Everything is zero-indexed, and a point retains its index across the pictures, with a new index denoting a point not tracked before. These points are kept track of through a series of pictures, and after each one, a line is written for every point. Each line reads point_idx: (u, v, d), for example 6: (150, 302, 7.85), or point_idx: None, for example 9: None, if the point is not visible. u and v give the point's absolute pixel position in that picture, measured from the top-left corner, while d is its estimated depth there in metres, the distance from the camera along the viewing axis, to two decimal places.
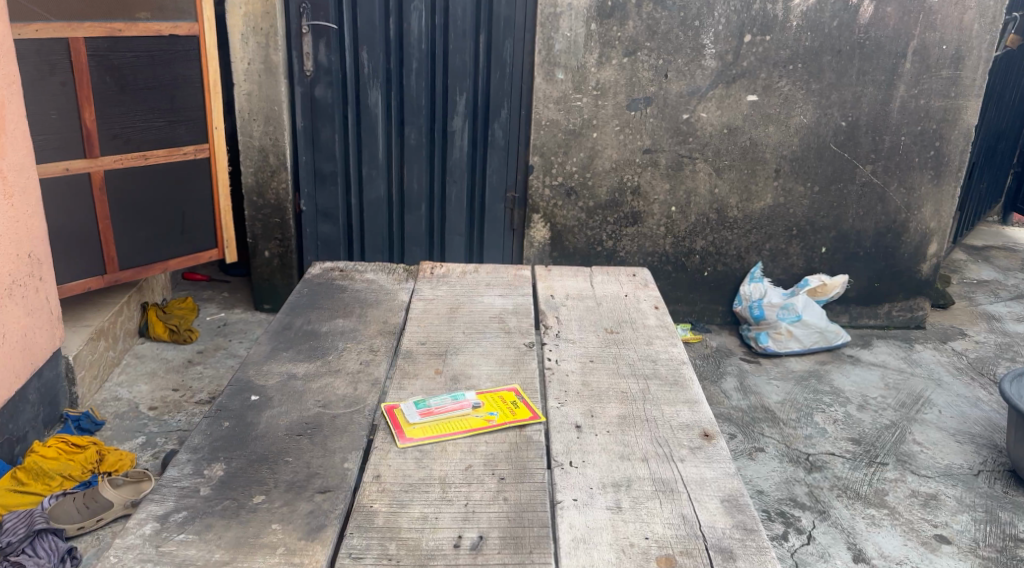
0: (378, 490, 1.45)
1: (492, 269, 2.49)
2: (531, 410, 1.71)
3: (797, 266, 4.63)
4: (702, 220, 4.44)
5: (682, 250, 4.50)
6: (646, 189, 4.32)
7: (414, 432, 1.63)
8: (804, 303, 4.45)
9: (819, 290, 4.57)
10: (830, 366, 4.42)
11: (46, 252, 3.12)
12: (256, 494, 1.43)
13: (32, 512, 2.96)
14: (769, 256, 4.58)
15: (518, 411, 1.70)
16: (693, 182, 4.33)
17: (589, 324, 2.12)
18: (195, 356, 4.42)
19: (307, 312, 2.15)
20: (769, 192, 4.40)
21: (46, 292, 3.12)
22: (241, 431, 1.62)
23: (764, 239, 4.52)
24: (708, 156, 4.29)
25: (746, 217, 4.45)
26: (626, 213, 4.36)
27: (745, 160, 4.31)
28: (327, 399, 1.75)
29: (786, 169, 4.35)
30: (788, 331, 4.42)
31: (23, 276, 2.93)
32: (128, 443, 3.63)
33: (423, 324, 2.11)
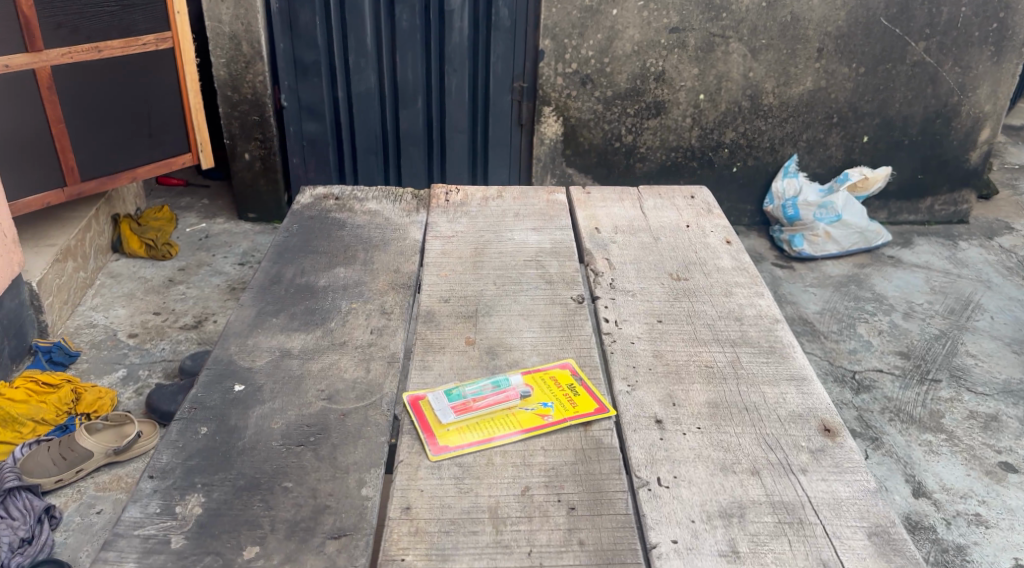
0: (410, 532, 1.09)
1: (519, 193, 2.03)
2: (596, 401, 1.32)
3: (836, 159, 4.11)
4: (733, 109, 3.90)
5: (709, 144, 3.98)
6: (671, 75, 3.76)
7: (449, 439, 1.24)
8: (845, 200, 3.95)
9: (859, 185, 4.05)
10: (869, 270, 3.91)
11: None
12: (247, 545, 1.06)
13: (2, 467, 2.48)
14: (805, 148, 4.05)
15: (580, 400, 1.32)
16: (725, 65, 3.77)
17: (648, 267, 1.70)
18: (177, 275, 3.98)
19: (299, 259, 1.74)
20: (809, 75, 3.83)
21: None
22: (222, 442, 1.24)
23: (801, 129, 3.98)
24: (742, 35, 3.71)
25: (782, 104, 3.90)
26: (648, 103, 3.82)
27: (785, 38, 3.73)
28: (332, 388, 1.35)
29: (830, 48, 3.77)
30: (825, 233, 3.93)
31: None
32: (107, 378, 3.26)
33: (444, 272, 1.69)
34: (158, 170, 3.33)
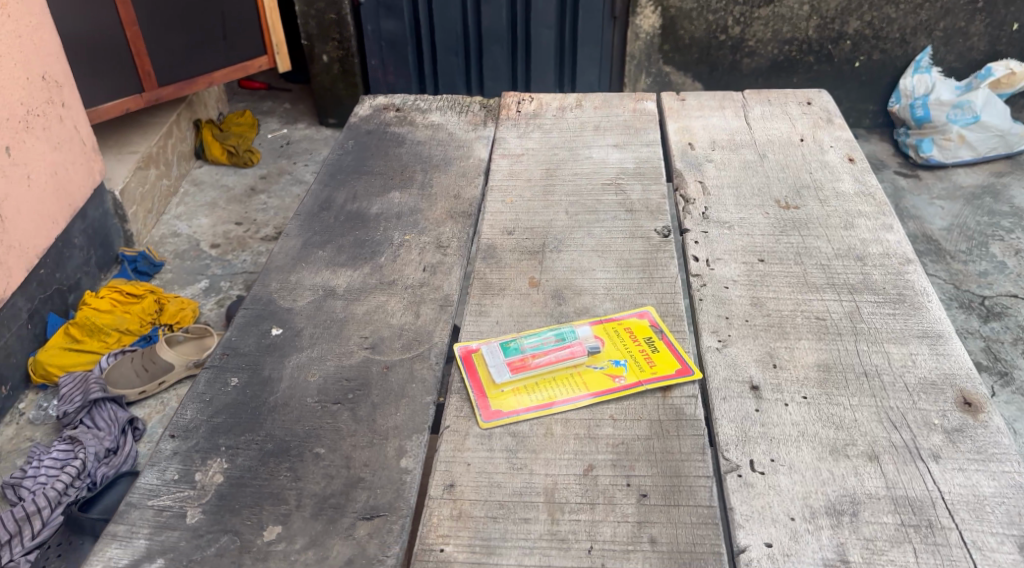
0: (453, 516, 0.94)
1: (601, 99, 1.79)
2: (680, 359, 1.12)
3: (978, 50, 3.42)
4: None
5: (829, 35, 3.40)
6: None
7: (503, 402, 1.07)
8: (987, 98, 3.25)
9: (1005, 82, 3.35)
10: (1009, 179, 3.28)
11: (66, 71, 2.52)
12: (269, 525, 0.94)
13: (88, 379, 2.32)
14: (942, 39, 3.40)
15: (659, 357, 1.12)
16: None
17: (749, 193, 1.44)
18: (258, 183, 3.81)
19: (351, 182, 1.58)
20: None
21: (74, 123, 2.55)
22: (253, 397, 1.11)
23: (938, 15, 3.33)
24: None
25: None
26: None
27: None
28: (377, 334, 1.20)
29: None
30: (960, 137, 3.30)
31: (40, 105, 2.37)
32: (192, 289, 3.15)
33: (509, 198, 1.49)
34: (235, 74, 3.18)
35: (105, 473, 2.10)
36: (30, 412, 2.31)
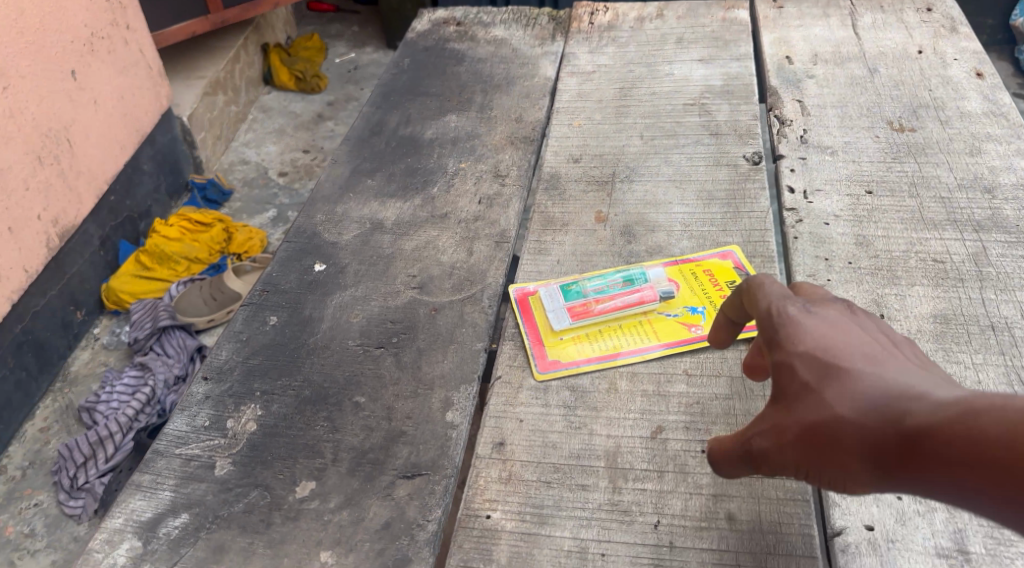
0: (502, 478, 0.84)
1: (685, 7, 1.60)
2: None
3: None
4: None
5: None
6: None
7: (562, 352, 0.95)
8: None
9: None
10: None
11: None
12: (302, 479, 0.85)
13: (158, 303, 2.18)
14: None
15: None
16: None
17: (858, 114, 1.25)
18: (325, 110, 3.71)
19: (406, 104, 1.46)
20: None
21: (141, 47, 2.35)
22: (292, 338, 1.02)
23: None
24: None
25: None
26: None
27: None
28: (426, 273, 1.10)
29: None
30: None
31: (106, 25, 2.18)
32: (259, 218, 3.13)
33: (577, 121, 1.34)
34: None
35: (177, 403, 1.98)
36: (104, 337, 2.19)
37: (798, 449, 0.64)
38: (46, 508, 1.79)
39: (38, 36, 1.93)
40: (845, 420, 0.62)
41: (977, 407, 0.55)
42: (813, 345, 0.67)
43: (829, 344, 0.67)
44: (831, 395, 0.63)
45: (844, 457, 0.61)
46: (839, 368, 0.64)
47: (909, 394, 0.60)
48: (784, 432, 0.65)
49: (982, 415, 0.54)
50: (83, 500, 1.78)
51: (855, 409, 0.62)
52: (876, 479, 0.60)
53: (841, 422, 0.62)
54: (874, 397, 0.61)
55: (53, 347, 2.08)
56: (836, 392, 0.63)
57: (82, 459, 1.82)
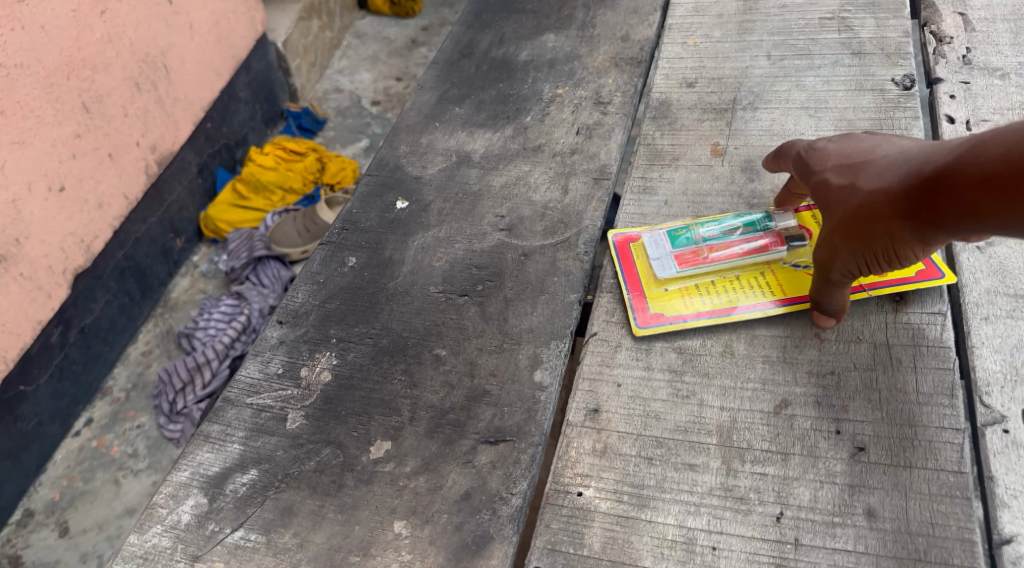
0: (597, 451, 0.75)
1: None
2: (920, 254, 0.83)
3: None
4: None
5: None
6: None
7: (667, 304, 0.83)
8: None
9: None
10: None
11: None
12: (377, 438, 0.78)
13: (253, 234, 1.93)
14: None
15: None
16: None
17: None
18: (420, 35, 3.59)
19: (500, 23, 1.33)
20: None
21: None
22: (371, 281, 0.94)
23: None
24: None
25: None
26: None
27: None
28: (517, 212, 0.99)
29: None
30: None
31: None
32: (351, 148, 3.09)
33: (692, 40, 1.20)
34: None
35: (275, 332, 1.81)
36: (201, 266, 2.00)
37: (847, 240, 0.71)
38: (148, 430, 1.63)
39: None
40: (879, 198, 0.69)
41: (984, 137, 0.63)
42: (841, 159, 0.76)
43: (853, 153, 0.76)
44: (863, 180, 0.71)
45: (886, 228, 0.68)
46: (865, 164, 0.73)
47: (930, 150, 0.68)
48: (832, 234, 0.72)
49: (985, 143, 0.62)
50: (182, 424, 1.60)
51: (890, 181, 0.69)
52: (918, 238, 0.67)
53: (879, 194, 0.69)
54: (900, 166, 0.69)
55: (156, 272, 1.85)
56: (867, 179, 0.71)
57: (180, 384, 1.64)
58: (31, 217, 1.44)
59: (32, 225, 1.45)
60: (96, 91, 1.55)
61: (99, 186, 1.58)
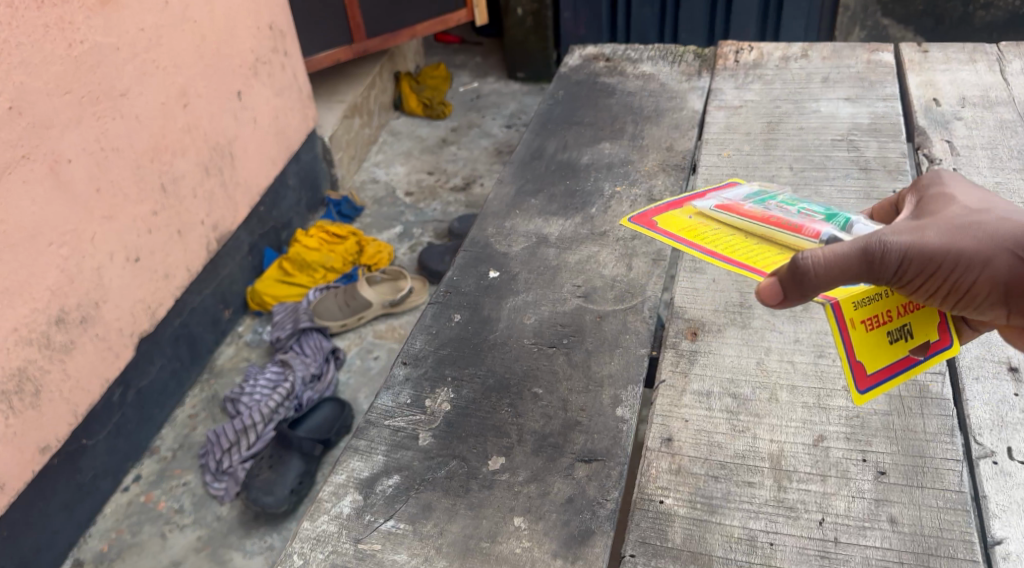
0: (672, 469, 0.94)
1: (828, 49, 1.68)
2: (890, 369, 0.83)
3: None
4: None
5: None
6: None
7: (674, 222, 1.00)
8: None
9: None
10: None
11: (287, 23, 2.84)
12: (493, 453, 0.97)
13: (298, 308, 2.66)
14: None
15: (884, 334, 0.82)
16: None
17: (1010, 157, 1.32)
18: (449, 135, 3.91)
19: (561, 129, 1.59)
20: None
21: (292, 70, 2.89)
22: (476, 332, 1.14)
23: None
24: None
25: None
26: None
27: None
28: (591, 282, 1.21)
29: None
30: None
31: (260, 53, 2.69)
32: (387, 234, 3.33)
33: (726, 151, 1.45)
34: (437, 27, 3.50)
35: (309, 396, 2.40)
36: (247, 336, 2.70)
37: (938, 246, 0.78)
38: (192, 488, 2.19)
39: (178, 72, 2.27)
40: (990, 239, 0.78)
41: None
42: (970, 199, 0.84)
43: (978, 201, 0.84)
44: (985, 221, 0.79)
45: (974, 260, 0.77)
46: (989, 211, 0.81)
47: None
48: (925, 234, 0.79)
49: None
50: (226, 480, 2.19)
51: (1005, 235, 0.78)
52: (982, 284, 0.77)
53: (992, 240, 0.78)
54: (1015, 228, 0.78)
55: (202, 342, 2.56)
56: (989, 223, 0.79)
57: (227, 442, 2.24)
58: (113, 279, 2.06)
59: (108, 291, 2.04)
60: (169, 175, 2.26)
61: (164, 257, 2.26)
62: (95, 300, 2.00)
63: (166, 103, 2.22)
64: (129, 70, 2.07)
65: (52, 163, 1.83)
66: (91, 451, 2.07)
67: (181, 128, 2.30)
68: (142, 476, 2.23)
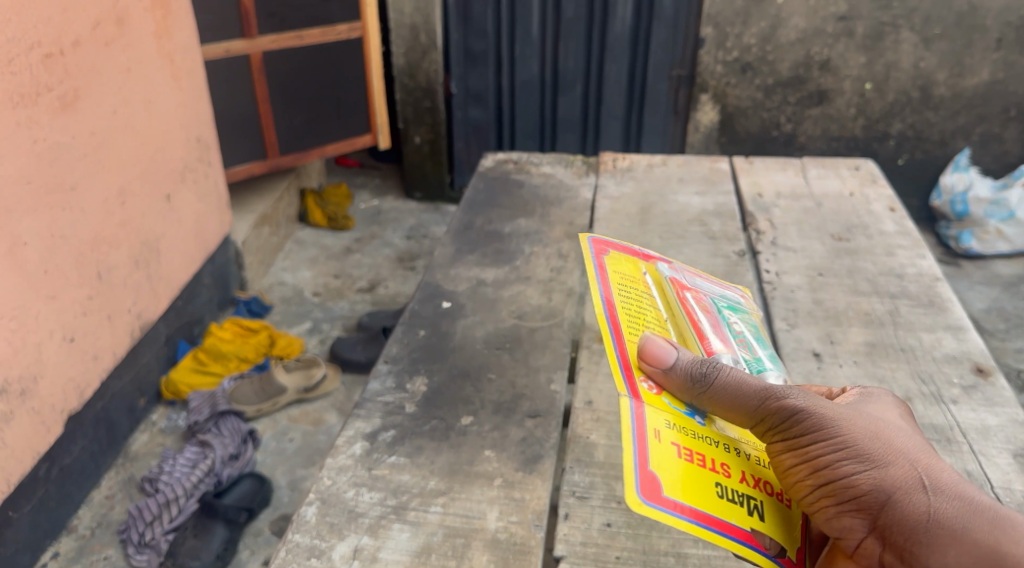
0: (593, 418, 1.30)
1: (682, 161, 2.24)
2: (684, 507, 0.95)
3: (1012, 155, 3.68)
4: (902, 100, 3.62)
5: (875, 135, 3.73)
6: (837, 64, 3.57)
7: (632, 269, 1.27)
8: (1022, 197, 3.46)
9: None
10: None
11: (212, 137, 3.21)
12: (463, 414, 1.30)
13: (215, 393, 2.85)
14: (979, 143, 3.68)
15: (689, 486, 0.97)
16: (895, 54, 3.51)
17: (810, 229, 1.86)
18: (353, 244, 4.21)
19: (485, 211, 2.02)
20: (986, 66, 3.49)
21: (214, 178, 3.23)
22: (438, 341, 1.49)
23: (975, 122, 3.62)
24: (915, 23, 3.44)
25: (956, 96, 3.58)
26: (811, 91, 3.66)
27: (961, 28, 3.42)
28: (522, 309, 1.60)
29: (1011, 38, 3.42)
30: (998, 230, 3.52)
31: (190, 161, 3.02)
32: (296, 328, 3.53)
33: (612, 226, 1.92)
34: (343, 149, 3.90)
35: (228, 473, 2.55)
36: (161, 423, 2.85)
37: (847, 431, 0.95)
38: (113, 561, 2.30)
39: (120, 173, 2.56)
40: (893, 451, 0.94)
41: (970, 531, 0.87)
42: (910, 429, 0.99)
43: (916, 434, 0.99)
44: (901, 443, 0.95)
45: (868, 454, 0.93)
46: (916, 443, 0.96)
47: (941, 484, 0.91)
48: (844, 418, 0.96)
49: (963, 531, 0.87)
50: (147, 553, 2.29)
51: (901, 459, 0.93)
52: (860, 477, 0.92)
53: (890, 454, 0.93)
54: (917, 461, 0.93)
55: (119, 426, 2.70)
56: (904, 445, 0.95)
57: (150, 515, 2.38)
58: (54, 354, 2.25)
59: (46, 365, 2.21)
60: (104, 265, 2.48)
61: (94, 342, 2.44)
62: (34, 374, 2.16)
63: (107, 200, 2.49)
64: (81, 167, 2.35)
65: (12, 245, 2.06)
66: (16, 524, 2.16)
67: (117, 224, 2.55)
68: (61, 553, 2.32)
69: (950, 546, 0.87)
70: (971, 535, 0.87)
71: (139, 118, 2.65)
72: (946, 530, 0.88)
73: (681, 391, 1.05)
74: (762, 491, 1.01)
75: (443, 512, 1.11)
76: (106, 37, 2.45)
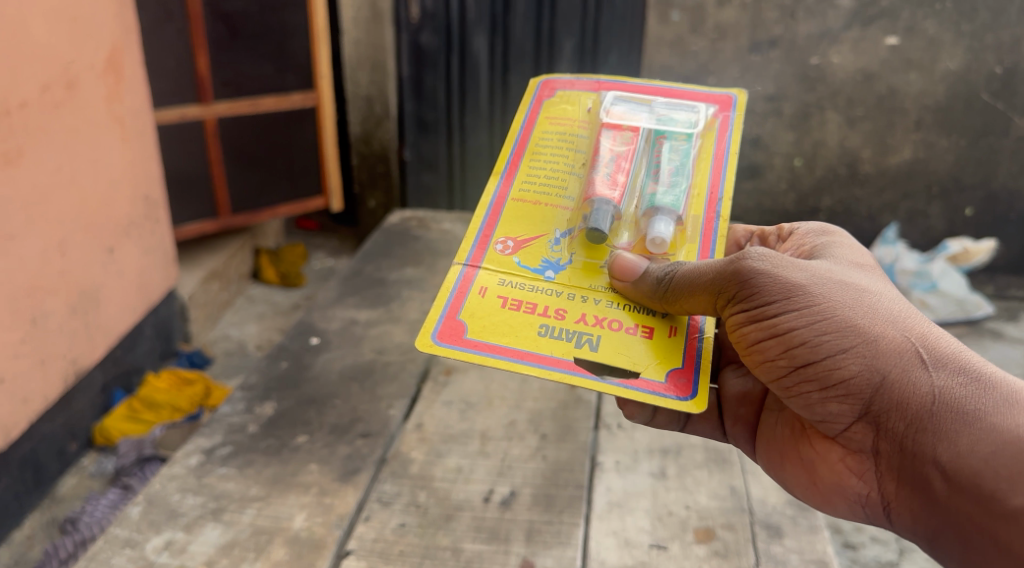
0: (418, 438, 1.58)
1: None
2: (480, 344, 1.23)
3: (937, 230, 3.70)
4: (830, 176, 3.65)
5: (806, 209, 3.74)
6: (767, 141, 3.62)
7: (555, 130, 1.44)
8: (943, 269, 3.46)
9: (960, 257, 3.60)
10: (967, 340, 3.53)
11: (161, 195, 3.29)
12: (299, 433, 1.58)
13: (143, 440, 2.90)
14: (906, 218, 3.69)
15: (499, 329, 1.24)
16: (822, 133, 3.57)
17: None
18: (303, 301, 4.34)
19: (378, 260, 2.20)
20: (908, 145, 3.54)
21: (161, 234, 3.30)
22: (296, 372, 1.74)
23: (899, 198, 3.65)
24: (839, 105, 3.50)
25: (881, 173, 3.61)
26: (744, 166, 3.69)
27: (882, 110, 3.48)
28: (383, 345, 1.84)
29: (929, 120, 3.48)
30: (921, 301, 3.43)
31: (138, 217, 3.12)
32: (235, 380, 3.62)
33: None
34: (296, 211, 4.00)
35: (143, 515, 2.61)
36: (91, 466, 2.89)
37: (834, 311, 1.14)
38: None
39: (59, 226, 2.64)
40: (878, 332, 1.13)
41: (950, 406, 1.08)
42: (893, 298, 1.18)
43: (901, 303, 1.17)
44: (884, 318, 1.14)
45: (856, 337, 1.13)
46: (901, 314, 1.15)
47: (928, 358, 1.11)
48: (832, 299, 1.15)
49: (945, 410, 1.09)
50: None
51: (888, 337, 1.12)
52: (847, 362, 1.13)
53: (875, 331, 1.13)
54: (902, 335, 1.13)
55: (47, 470, 2.76)
56: (891, 321, 1.14)
57: (65, 554, 2.46)
58: None
59: None
60: (40, 311, 2.56)
61: (24, 385, 2.51)
62: None
63: (46, 252, 2.58)
64: (21, 218, 2.46)
65: None
66: None
67: (57, 272, 2.64)
68: None
69: (961, 429, 1.07)
70: (978, 416, 1.07)
71: (83, 176, 2.74)
72: (932, 401, 1.09)
73: (646, 295, 1.22)
74: (596, 327, 1.23)
75: (255, 513, 1.39)
76: (54, 99, 2.56)
